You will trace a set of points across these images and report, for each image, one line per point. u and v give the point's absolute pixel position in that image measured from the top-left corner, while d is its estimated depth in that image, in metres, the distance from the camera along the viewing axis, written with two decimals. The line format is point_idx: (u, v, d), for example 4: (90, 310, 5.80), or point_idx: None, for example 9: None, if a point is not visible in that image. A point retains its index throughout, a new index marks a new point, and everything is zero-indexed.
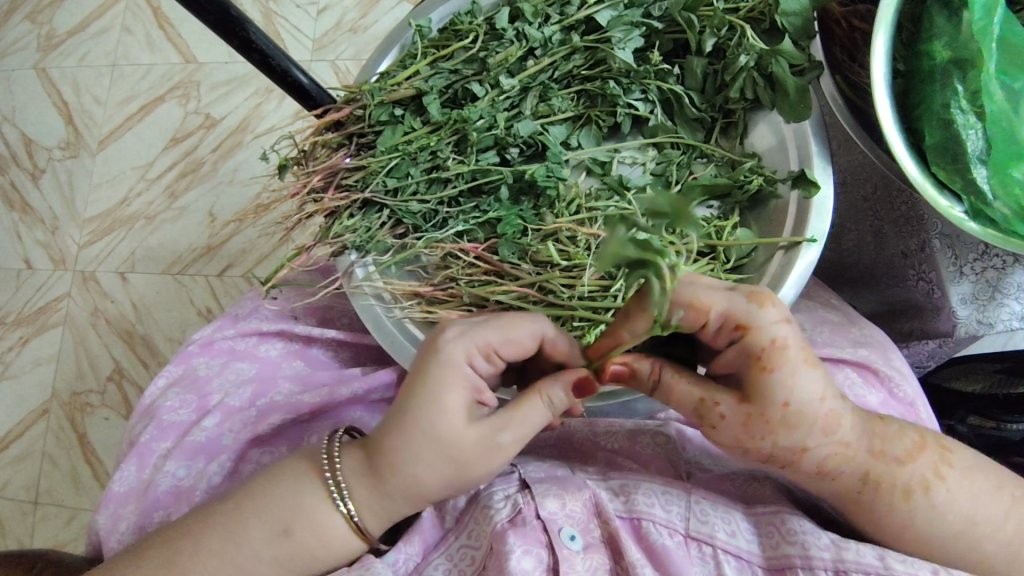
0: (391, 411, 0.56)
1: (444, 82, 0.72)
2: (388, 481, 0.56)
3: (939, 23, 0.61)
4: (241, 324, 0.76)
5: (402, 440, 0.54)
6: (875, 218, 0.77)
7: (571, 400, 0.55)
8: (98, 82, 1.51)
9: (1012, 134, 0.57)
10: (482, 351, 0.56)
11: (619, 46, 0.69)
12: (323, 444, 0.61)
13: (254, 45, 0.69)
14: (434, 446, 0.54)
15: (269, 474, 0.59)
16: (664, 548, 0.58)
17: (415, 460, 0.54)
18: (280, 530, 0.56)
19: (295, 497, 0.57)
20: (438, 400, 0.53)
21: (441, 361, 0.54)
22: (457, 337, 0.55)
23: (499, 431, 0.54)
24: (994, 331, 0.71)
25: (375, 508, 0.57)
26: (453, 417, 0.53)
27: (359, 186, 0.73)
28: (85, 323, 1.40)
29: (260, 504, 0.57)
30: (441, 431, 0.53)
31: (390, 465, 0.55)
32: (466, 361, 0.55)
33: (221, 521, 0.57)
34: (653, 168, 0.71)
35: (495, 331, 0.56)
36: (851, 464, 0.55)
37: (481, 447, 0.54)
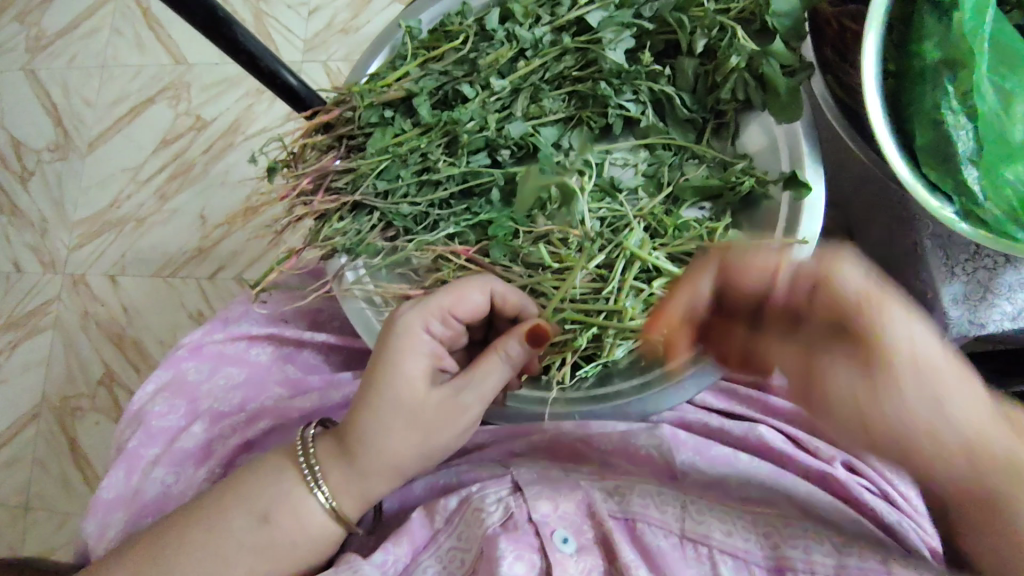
0: (358, 390, 0.59)
1: (434, 84, 0.71)
2: (360, 459, 0.58)
3: (930, 24, 0.60)
4: (230, 328, 0.75)
5: (369, 413, 0.57)
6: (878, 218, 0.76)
7: (527, 353, 0.58)
8: (88, 84, 1.50)
9: (1002, 135, 0.58)
10: (438, 316, 0.59)
11: (611, 47, 0.68)
12: (296, 436, 0.62)
13: (241, 46, 0.68)
14: (403, 415, 0.57)
15: (246, 470, 0.60)
16: (658, 550, 0.57)
17: (385, 433, 0.57)
18: (258, 517, 0.58)
19: (271, 487, 0.59)
20: (400, 369, 0.57)
21: (399, 330, 0.58)
22: (411, 307, 0.59)
23: (461, 392, 0.58)
24: (986, 331, 0.71)
25: (352, 489, 0.59)
26: (415, 382, 0.57)
27: (349, 189, 0.72)
28: (76, 327, 1.39)
29: (236, 497, 0.59)
30: (405, 397, 0.57)
31: (360, 442, 0.57)
32: (422, 327, 0.59)
33: (206, 514, 0.58)
34: (645, 169, 0.70)
35: (446, 295, 0.60)
36: (987, 444, 0.52)
37: (447, 408, 0.58)
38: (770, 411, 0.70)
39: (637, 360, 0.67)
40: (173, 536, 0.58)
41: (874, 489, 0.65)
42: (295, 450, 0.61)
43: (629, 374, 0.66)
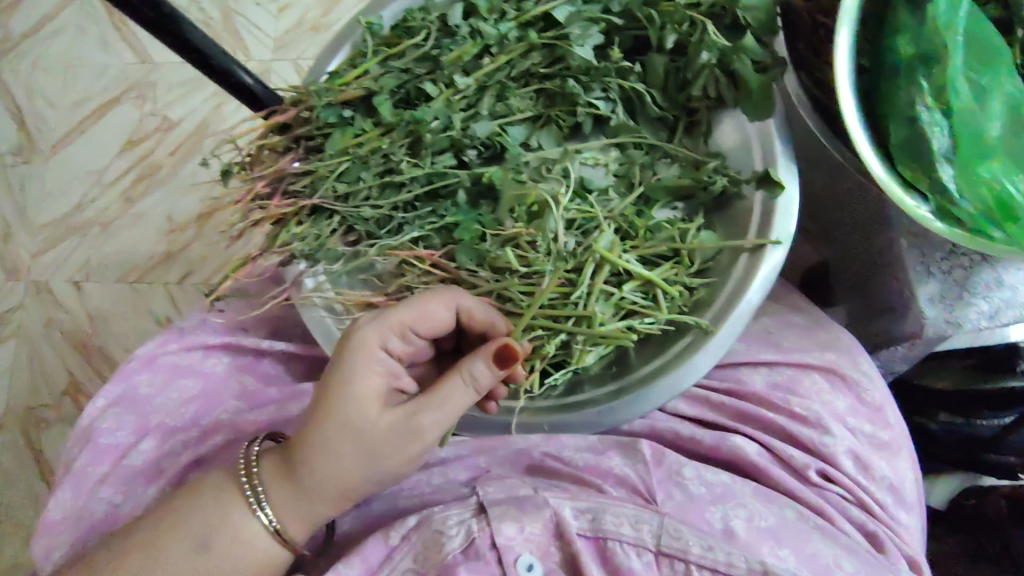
0: (311, 406, 0.57)
1: (395, 83, 0.69)
2: (304, 478, 0.56)
3: (905, 19, 0.58)
4: (187, 338, 0.72)
5: (317, 431, 0.56)
6: (852, 218, 0.75)
7: (493, 375, 0.53)
8: (50, 84, 1.45)
9: (978, 132, 0.56)
10: (395, 332, 0.58)
11: (578, 43, 0.65)
12: (239, 453, 0.60)
13: (189, 43, 0.65)
14: (350, 436, 0.55)
15: (185, 494, 0.58)
16: (629, 571, 0.56)
17: (331, 454, 0.55)
18: (197, 544, 0.56)
19: (212, 512, 0.57)
20: (350, 387, 0.56)
21: (353, 346, 0.57)
22: (368, 323, 0.58)
23: (415, 416, 0.54)
24: (963, 331, 0.70)
25: (296, 511, 0.57)
26: (366, 402, 0.56)
27: (307, 191, 0.69)
28: (39, 336, 1.34)
29: (176, 521, 0.57)
30: (354, 418, 0.55)
31: (306, 460, 0.56)
32: (379, 344, 0.57)
33: (138, 543, 0.56)
34: (616, 169, 0.68)
35: (405, 310, 0.58)
36: None
37: (398, 433, 0.55)
38: (746, 417, 0.67)
39: (608, 367, 0.66)
40: (110, 563, 0.55)
41: (848, 498, 0.64)
42: (237, 469, 0.59)
43: (600, 381, 0.65)
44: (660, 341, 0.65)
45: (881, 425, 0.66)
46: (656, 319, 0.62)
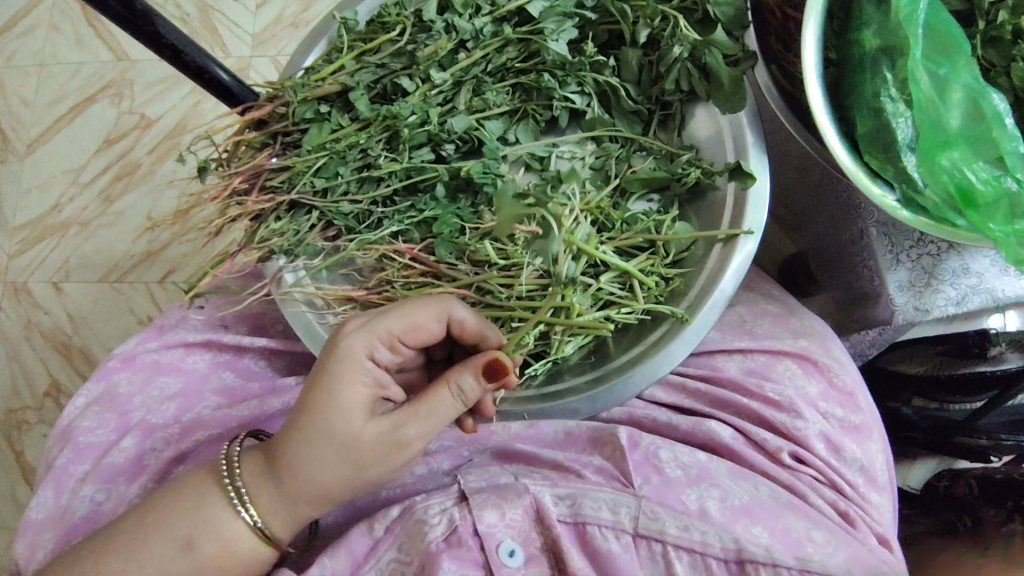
0: (293, 411, 0.56)
1: (372, 77, 0.69)
2: (288, 482, 0.56)
3: (868, 11, 0.60)
4: (168, 335, 0.72)
5: (301, 438, 0.55)
6: (828, 207, 0.77)
7: (481, 388, 0.53)
8: (25, 83, 1.43)
9: (938, 122, 0.57)
10: (384, 342, 0.57)
11: (552, 38, 0.67)
12: (221, 451, 0.60)
13: (164, 40, 0.65)
14: (335, 446, 0.54)
15: (168, 491, 0.58)
16: (609, 554, 0.56)
17: (315, 461, 0.55)
18: (181, 544, 0.56)
19: (192, 511, 0.57)
20: (337, 397, 0.54)
21: (340, 355, 0.55)
22: (356, 332, 0.56)
23: (402, 428, 0.54)
24: (930, 316, 0.72)
25: (278, 511, 0.57)
26: (353, 413, 0.54)
27: (285, 187, 0.69)
28: (18, 338, 1.32)
29: (158, 521, 0.57)
30: (340, 428, 0.54)
31: (289, 464, 0.55)
32: (367, 354, 0.56)
33: (121, 542, 0.56)
34: (592, 162, 0.69)
35: (395, 320, 0.56)
36: None
37: (384, 444, 0.54)
38: (722, 402, 0.68)
39: (587, 356, 0.67)
40: (90, 564, 0.55)
41: (821, 479, 0.65)
42: (219, 466, 0.59)
43: (579, 370, 0.66)
44: (638, 330, 0.67)
45: (852, 409, 0.68)
46: (633, 308, 0.63)
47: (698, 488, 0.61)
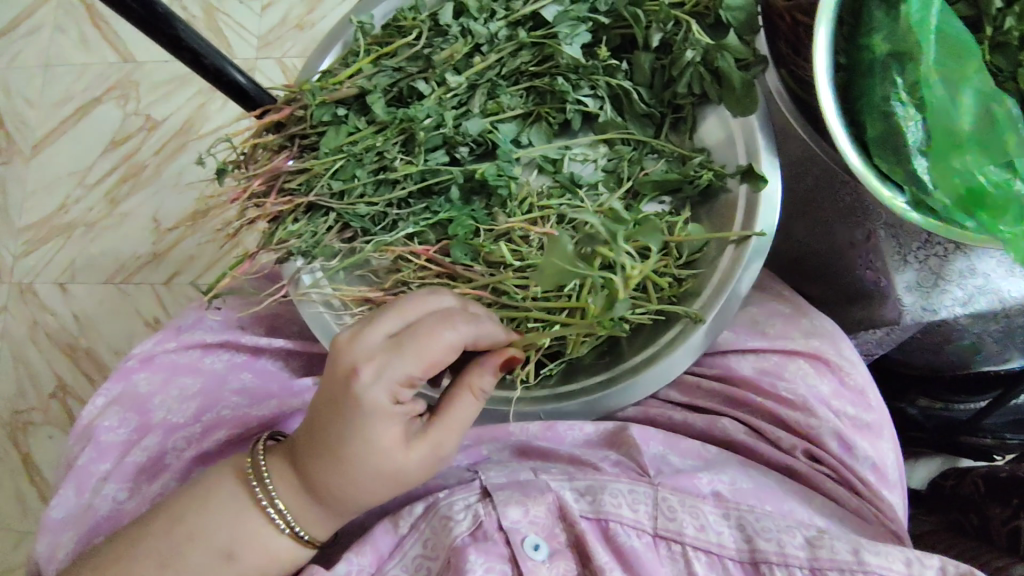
0: (323, 452, 0.55)
1: (388, 81, 0.70)
2: (335, 505, 0.57)
3: (878, 17, 0.61)
4: (184, 336, 0.74)
5: (344, 479, 0.55)
6: (821, 209, 0.78)
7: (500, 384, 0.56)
8: (30, 84, 1.43)
9: (950, 126, 0.59)
10: (404, 382, 0.53)
11: (567, 42, 0.67)
12: (247, 453, 0.61)
13: (183, 43, 0.66)
14: (382, 477, 0.55)
15: (195, 493, 0.59)
16: (633, 550, 0.58)
17: (363, 492, 0.56)
18: (223, 555, 0.57)
19: (217, 516, 0.58)
20: (372, 441, 0.54)
21: (362, 406, 0.53)
22: (370, 380, 0.53)
23: (443, 445, 0.55)
24: (938, 317, 0.74)
25: (327, 526, 0.59)
26: (389, 448, 0.54)
27: (303, 190, 0.71)
28: (25, 339, 1.33)
29: (189, 527, 0.57)
30: (382, 463, 0.54)
31: (336, 496, 0.56)
32: (389, 398, 0.53)
33: (155, 546, 0.57)
34: (604, 164, 0.71)
35: (413, 363, 0.52)
36: None
37: (429, 464, 0.56)
38: (736, 401, 0.70)
39: (599, 357, 0.68)
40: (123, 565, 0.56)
41: (835, 478, 0.66)
42: (247, 472, 0.59)
43: (592, 371, 0.68)
44: (649, 331, 0.67)
45: (864, 408, 0.68)
46: (647, 309, 0.64)
47: (710, 474, 0.63)
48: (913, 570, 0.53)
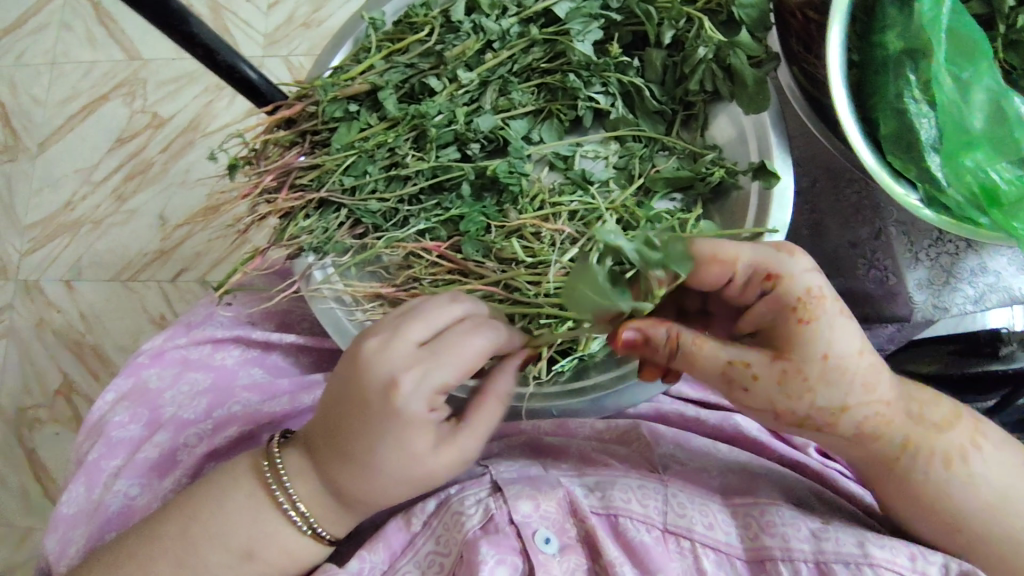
0: (352, 453, 0.55)
1: (400, 77, 0.70)
2: (358, 504, 0.57)
3: (892, 14, 0.61)
4: (195, 332, 0.74)
5: (374, 481, 0.55)
6: (818, 210, 0.78)
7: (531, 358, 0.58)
8: (37, 82, 1.43)
9: (961, 123, 0.59)
10: (440, 392, 0.53)
11: (579, 39, 0.67)
12: (263, 448, 0.60)
13: (196, 39, 0.66)
14: (411, 483, 0.55)
15: (210, 492, 0.58)
16: (642, 545, 0.57)
17: (390, 493, 0.56)
18: (239, 553, 0.57)
19: (232, 514, 0.58)
20: (404, 449, 0.53)
21: (399, 415, 0.52)
22: (409, 390, 0.52)
23: (471, 453, 0.56)
24: (951, 314, 0.74)
25: (347, 523, 0.59)
26: (420, 454, 0.54)
27: (314, 186, 0.71)
28: (30, 336, 1.33)
29: (207, 528, 0.57)
30: (413, 468, 0.54)
31: (361, 497, 0.57)
32: (425, 407, 0.53)
33: (171, 544, 0.57)
34: (616, 162, 0.70)
35: (450, 373, 0.52)
36: None
37: (457, 470, 0.56)
38: None
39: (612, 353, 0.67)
40: (137, 564, 0.57)
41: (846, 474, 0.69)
42: (263, 472, 0.59)
43: (606, 368, 0.67)
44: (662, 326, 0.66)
45: None
46: None
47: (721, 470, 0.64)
48: (917, 566, 0.53)
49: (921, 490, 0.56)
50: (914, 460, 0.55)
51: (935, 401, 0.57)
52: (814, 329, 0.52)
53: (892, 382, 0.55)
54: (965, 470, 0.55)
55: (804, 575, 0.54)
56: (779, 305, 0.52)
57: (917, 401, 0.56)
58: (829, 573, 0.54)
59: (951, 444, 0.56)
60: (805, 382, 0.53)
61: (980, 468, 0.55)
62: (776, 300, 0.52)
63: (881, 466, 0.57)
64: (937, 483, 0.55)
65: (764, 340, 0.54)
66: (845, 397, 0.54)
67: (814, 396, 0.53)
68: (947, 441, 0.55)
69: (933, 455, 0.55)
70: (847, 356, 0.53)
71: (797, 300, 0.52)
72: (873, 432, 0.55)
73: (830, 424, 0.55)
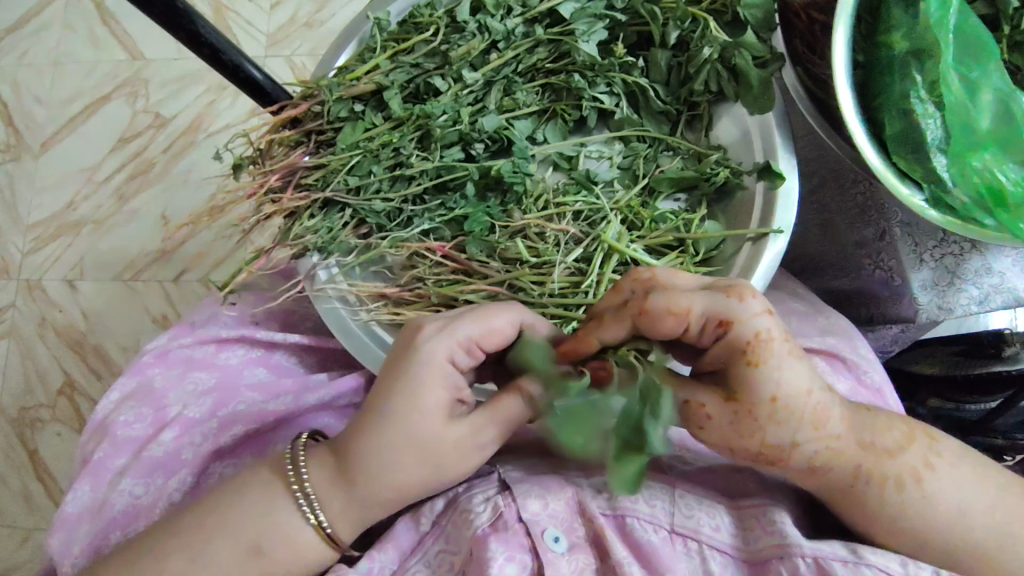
0: (367, 413, 0.55)
1: (405, 77, 0.70)
2: (359, 484, 0.56)
3: (897, 14, 0.61)
4: (200, 331, 0.75)
5: (380, 444, 0.54)
6: (824, 210, 0.78)
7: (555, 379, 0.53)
8: (39, 81, 1.43)
9: (966, 125, 0.59)
10: (463, 347, 0.55)
11: (584, 39, 0.67)
12: (285, 448, 0.60)
13: (202, 38, 0.66)
14: (416, 451, 0.54)
15: (226, 489, 0.59)
16: (650, 545, 0.57)
17: (393, 465, 0.54)
18: (245, 546, 0.56)
19: (243, 511, 0.57)
20: (417, 403, 0.53)
21: (421, 360, 0.54)
22: (436, 334, 0.55)
23: (480, 433, 0.54)
24: (953, 315, 0.75)
25: (351, 517, 0.57)
26: (432, 415, 0.53)
27: (319, 185, 0.71)
28: (33, 335, 1.33)
29: (221, 521, 0.57)
30: (420, 432, 0.53)
31: (365, 477, 0.55)
32: (447, 358, 0.54)
33: (186, 541, 0.57)
34: (620, 162, 0.70)
35: (475, 326, 0.55)
36: None
37: (462, 448, 0.54)
38: None
39: None
40: (150, 562, 0.56)
41: None
42: (285, 464, 0.59)
43: None
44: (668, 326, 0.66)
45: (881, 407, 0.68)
46: None
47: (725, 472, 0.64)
48: (910, 571, 0.52)
49: (875, 513, 0.55)
50: (868, 488, 0.54)
51: (888, 427, 0.56)
52: (764, 373, 0.49)
53: (844, 417, 0.54)
54: (921, 491, 0.54)
55: (802, 570, 0.54)
56: (731, 349, 0.50)
57: (869, 429, 0.55)
58: (827, 571, 0.53)
59: (904, 467, 0.55)
60: (755, 421, 0.51)
61: (938, 488, 0.54)
62: (727, 345, 0.50)
63: (838, 495, 0.56)
64: (896, 508, 0.54)
65: (718, 378, 0.52)
66: (795, 434, 0.52)
67: (765, 434, 0.51)
68: (901, 465, 0.54)
69: (886, 480, 0.54)
70: (796, 397, 0.50)
71: (747, 345, 0.49)
72: (823, 466, 0.54)
73: (783, 463, 0.54)
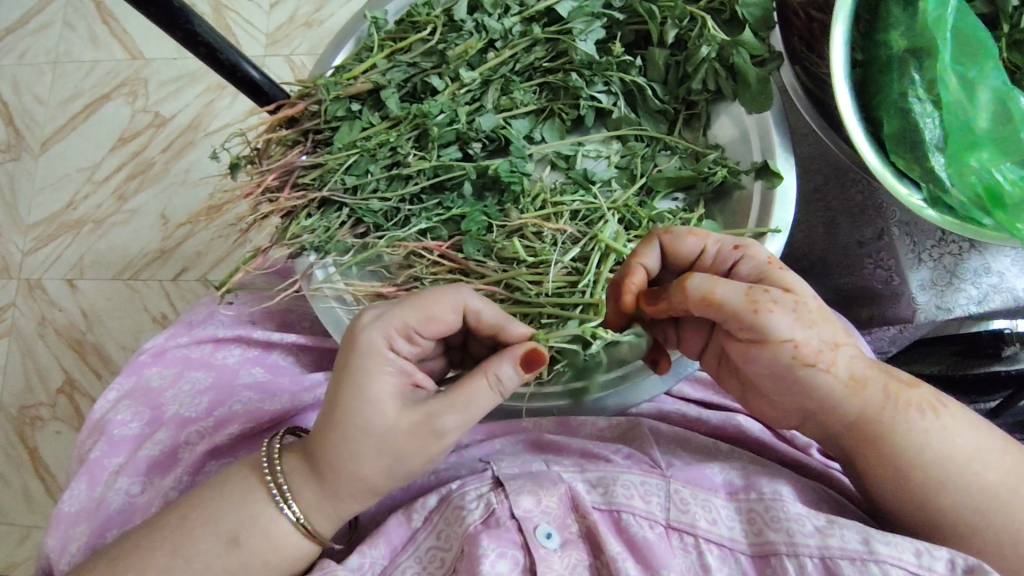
0: (325, 412, 0.55)
1: (403, 76, 0.70)
2: (329, 478, 0.56)
3: (895, 14, 0.61)
4: (196, 331, 0.75)
5: (335, 439, 0.54)
6: (828, 209, 0.78)
7: (518, 377, 0.53)
8: (39, 80, 1.43)
9: (965, 122, 0.59)
10: (400, 332, 0.56)
11: (581, 38, 0.67)
12: (264, 446, 0.60)
13: (200, 38, 0.66)
14: (371, 440, 0.53)
15: (215, 482, 0.59)
16: (644, 541, 0.57)
17: (352, 458, 0.54)
18: (226, 539, 0.57)
19: (239, 507, 0.57)
20: (366, 392, 0.53)
21: (357, 354, 0.55)
22: (370, 324, 0.55)
23: (436, 417, 0.53)
24: (952, 315, 0.73)
25: (327, 509, 0.57)
26: (381, 404, 0.53)
27: (316, 185, 0.71)
28: (32, 334, 1.33)
29: (209, 514, 0.57)
30: (372, 422, 0.53)
31: (333, 471, 0.55)
32: (384, 343, 0.55)
33: (173, 540, 0.57)
34: (618, 161, 0.70)
35: (412, 311, 0.56)
36: None
37: (418, 432, 0.53)
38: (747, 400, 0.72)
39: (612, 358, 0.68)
40: (139, 562, 0.56)
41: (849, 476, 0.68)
42: (262, 467, 0.59)
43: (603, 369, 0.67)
44: None
45: None
46: None
47: (720, 465, 0.63)
48: (924, 562, 0.52)
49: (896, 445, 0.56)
50: (896, 412, 0.56)
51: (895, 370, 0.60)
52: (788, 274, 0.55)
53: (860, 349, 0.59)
54: (938, 420, 0.56)
55: (810, 570, 0.54)
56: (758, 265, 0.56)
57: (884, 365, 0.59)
58: (835, 571, 0.53)
59: (924, 396, 0.57)
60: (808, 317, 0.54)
61: (953, 420, 0.56)
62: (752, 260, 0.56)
63: (866, 426, 0.57)
64: (915, 435, 0.56)
65: None
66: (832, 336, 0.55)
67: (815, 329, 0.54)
68: (920, 394, 0.57)
69: (910, 405, 0.56)
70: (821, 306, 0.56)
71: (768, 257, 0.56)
72: (862, 378, 0.56)
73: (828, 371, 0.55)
